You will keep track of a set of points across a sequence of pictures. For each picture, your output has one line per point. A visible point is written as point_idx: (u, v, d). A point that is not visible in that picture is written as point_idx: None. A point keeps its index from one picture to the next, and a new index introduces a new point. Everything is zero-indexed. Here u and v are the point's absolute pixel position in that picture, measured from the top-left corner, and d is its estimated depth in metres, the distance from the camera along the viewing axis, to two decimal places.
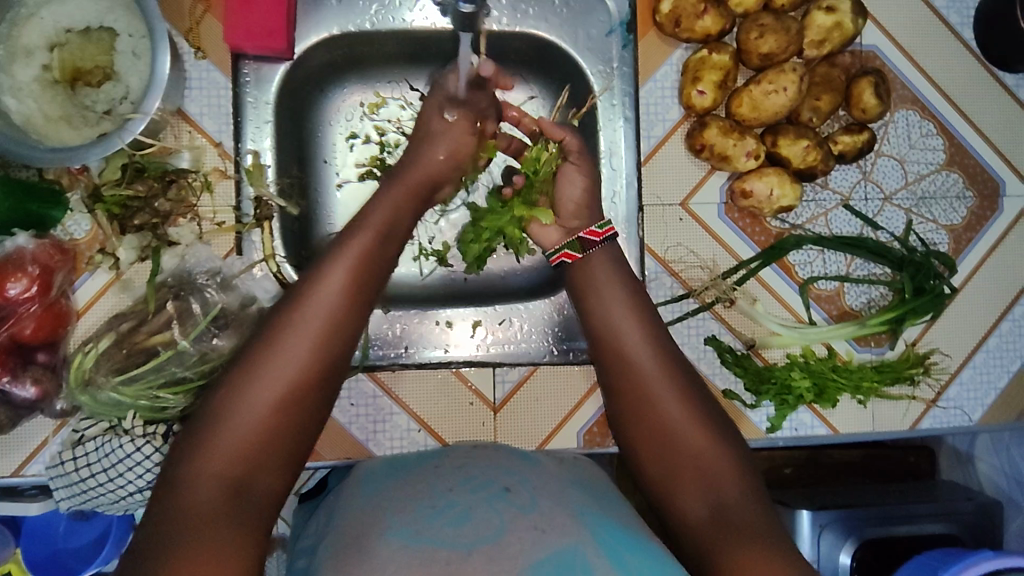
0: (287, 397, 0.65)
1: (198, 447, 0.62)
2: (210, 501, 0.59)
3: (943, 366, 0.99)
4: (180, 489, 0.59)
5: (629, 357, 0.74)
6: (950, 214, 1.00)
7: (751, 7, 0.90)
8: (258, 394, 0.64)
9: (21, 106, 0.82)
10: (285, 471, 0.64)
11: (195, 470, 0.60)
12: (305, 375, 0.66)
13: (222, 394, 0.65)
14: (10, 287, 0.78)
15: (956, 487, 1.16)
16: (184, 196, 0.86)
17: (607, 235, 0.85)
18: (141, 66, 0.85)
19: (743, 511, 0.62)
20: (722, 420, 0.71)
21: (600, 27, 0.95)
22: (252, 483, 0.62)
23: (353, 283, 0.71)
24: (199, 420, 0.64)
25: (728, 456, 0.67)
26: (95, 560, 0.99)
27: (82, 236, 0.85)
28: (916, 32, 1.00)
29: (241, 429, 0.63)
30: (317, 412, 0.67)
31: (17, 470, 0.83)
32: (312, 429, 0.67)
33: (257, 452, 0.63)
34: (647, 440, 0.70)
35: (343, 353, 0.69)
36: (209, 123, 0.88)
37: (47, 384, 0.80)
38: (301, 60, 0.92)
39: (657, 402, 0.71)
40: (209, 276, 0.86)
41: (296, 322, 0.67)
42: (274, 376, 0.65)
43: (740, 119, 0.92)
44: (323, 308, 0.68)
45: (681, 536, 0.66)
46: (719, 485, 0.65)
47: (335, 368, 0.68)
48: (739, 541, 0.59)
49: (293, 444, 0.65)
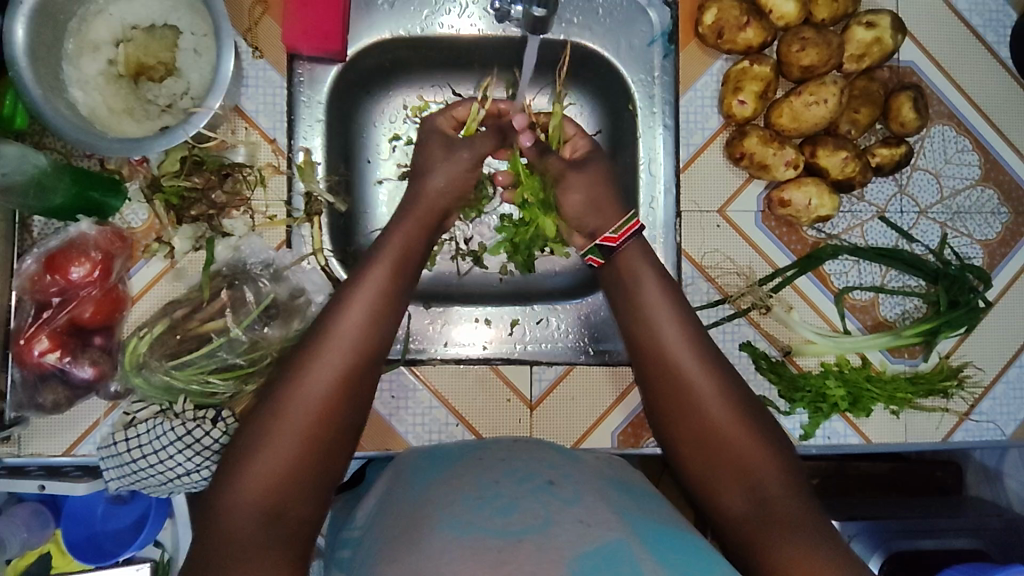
0: (317, 424, 0.64)
1: (234, 478, 0.62)
2: (248, 529, 0.59)
3: (977, 379, 0.99)
4: (218, 520, 0.60)
5: (665, 366, 0.74)
6: (985, 228, 1.01)
7: (792, 20, 0.92)
8: (289, 423, 0.64)
9: (87, 98, 0.84)
10: (319, 498, 0.63)
11: (233, 499, 0.61)
12: (333, 400, 0.65)
13: (254, 423, 0.65)
14: (73, 271, 0.81)
15: (983, 503, 1.15)
16: (239, 189, 0.89)
17: (625, 235, 0.81)
18: (203, 63, 0.87)
19: (789, 508, 0.64)
20: (764, 420, 0.71)
21: (642, 37, 0.98)
22: (286, 511, 0.61)
23: (384, 295, 0.72)
24: (233, 451, 0.64)
25: (774, 457, 0.68)
26: (132, 544, 1.02)
27: (139, 224, 0.88)
28: (953, 49, 1.01)
29: (275, 449, 0.62)
30: (347, 436, 0.66)
31: (69, 449, 0.85)
32: (343, 455, 0.66)
33: (291, 482, 0.62)
34: (691, 445, 0.71)
35: (366, 376, 0.69)
36: (264, 121, 0.91)
37: (103, 366, 0.83)
38: (352, 62, 0.95)
39: (701, 408, 0.71)
40: (264, 267, 0.89)
41: (321, 348, 0.67)
42: (302, 404, 0.64)
43: (779, 128, 0.94)
44: (346, 333, 0.68)
45: (724, 531, 0.67)
46: (766, 486, 0.66)
47: (360, 390, 0.68)
48: (789, 539, 0.61)
49: (324, 472, 0.64)
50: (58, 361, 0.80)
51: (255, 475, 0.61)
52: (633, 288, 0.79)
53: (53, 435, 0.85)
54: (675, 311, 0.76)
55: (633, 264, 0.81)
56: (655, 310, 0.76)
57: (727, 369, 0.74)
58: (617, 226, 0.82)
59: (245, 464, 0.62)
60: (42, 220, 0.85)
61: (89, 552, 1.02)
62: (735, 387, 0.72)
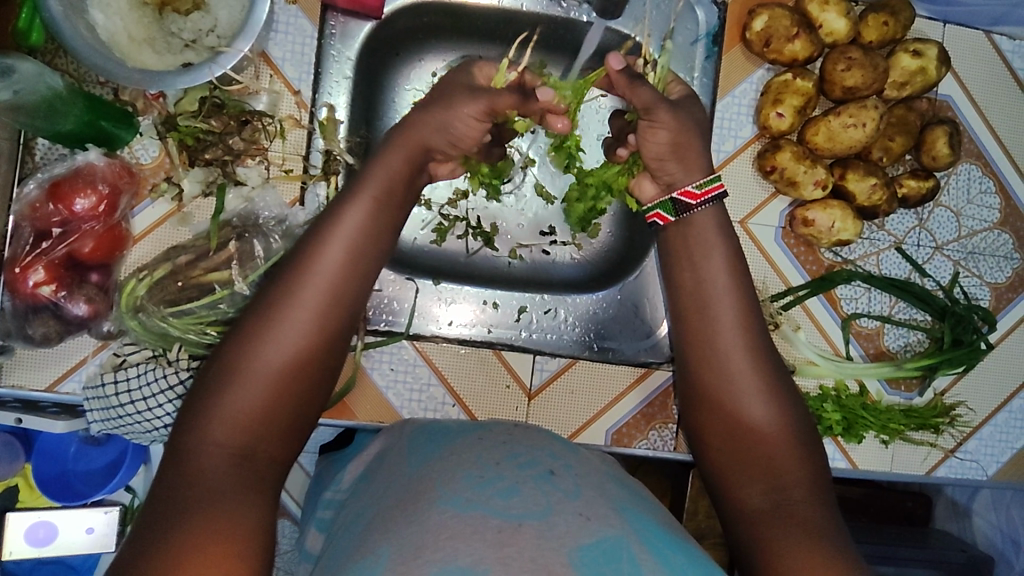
0: (288, 370, 0.62)
1: (201, 413, 0.59)
2: (216, 472, 0.57)
3: (967, 419, 1.01)
4: (184, 458, 0.57)
5: (704, 340, 0.72)
6: (996, 272, 1.01)
7: (841, 38, 0.91)
8: (258, 363, 0.61)
9: (108, 23, 0.79)
10: (289, 443, 0.62)
11: (199, 439, 0.58)
12: (310, 346, 0.63)
13: (224, 361, 0.62)
14: (78, 202, 0.78)
15: (948, 537, 1.18)
16: (257, 137, 0.86)
17: (705, 198, 0.76)
18: (234, 3, 0.83)
19: (803, 509, 0.62)
20: (805, 425, 0.69)
21: (687, 34, 0.95)
22: (256, 453, 0.59)
23: (357, 246, 0.68)
24: (198, 391, 0.61)
25: (800, 463, 0.66)
26: (104, 487, 1.01)
27: (149, 161, 0.84)
28: (992, 89, 1.01)
29: (240, 400, 0.60)
30: (318, 385, 0.64)
31: (51, 386, 0.81)
32: (315, 403, 0.65)
33: (262, 419, 0.60)
34: (717, 432, 0.70)
35: (346, 326, 0.66)
36: (290, 71, 0.87)
37: (99, 304, 0.80)
38: (387, 21, 0.90)
39: (733, 394, 0.69)
40: (276, 223, 0.86)
41: (297, 290, 0.64)
42: (277, 342, 0.62)
43: (813, 147, 0.92)
44: (328, 268, 0.66)
45: (736, 524, 0.65)
46: (786, 486, 0.65)
47: (337, 339, 0.65)
48: (797, 538, 0.60)
49: (297, 413, 0.62)
50: (52, 295, 0.78)
51: (220, 418, 0.59)
52: (692, 269, 0.76)
53: (36, 369, 0.81)
54: (728, 289, 0.73)
55: (702, 232, 0.77)
56: (707, 294, 0.74)
57: (773, 362, 0.71)
58: (700, 183, 0.76)
59: (213, 403, 0.59)
60: (46, 144, 0.81)
61: (59, 490, 1.01)
62: (777, 379, 0.70)
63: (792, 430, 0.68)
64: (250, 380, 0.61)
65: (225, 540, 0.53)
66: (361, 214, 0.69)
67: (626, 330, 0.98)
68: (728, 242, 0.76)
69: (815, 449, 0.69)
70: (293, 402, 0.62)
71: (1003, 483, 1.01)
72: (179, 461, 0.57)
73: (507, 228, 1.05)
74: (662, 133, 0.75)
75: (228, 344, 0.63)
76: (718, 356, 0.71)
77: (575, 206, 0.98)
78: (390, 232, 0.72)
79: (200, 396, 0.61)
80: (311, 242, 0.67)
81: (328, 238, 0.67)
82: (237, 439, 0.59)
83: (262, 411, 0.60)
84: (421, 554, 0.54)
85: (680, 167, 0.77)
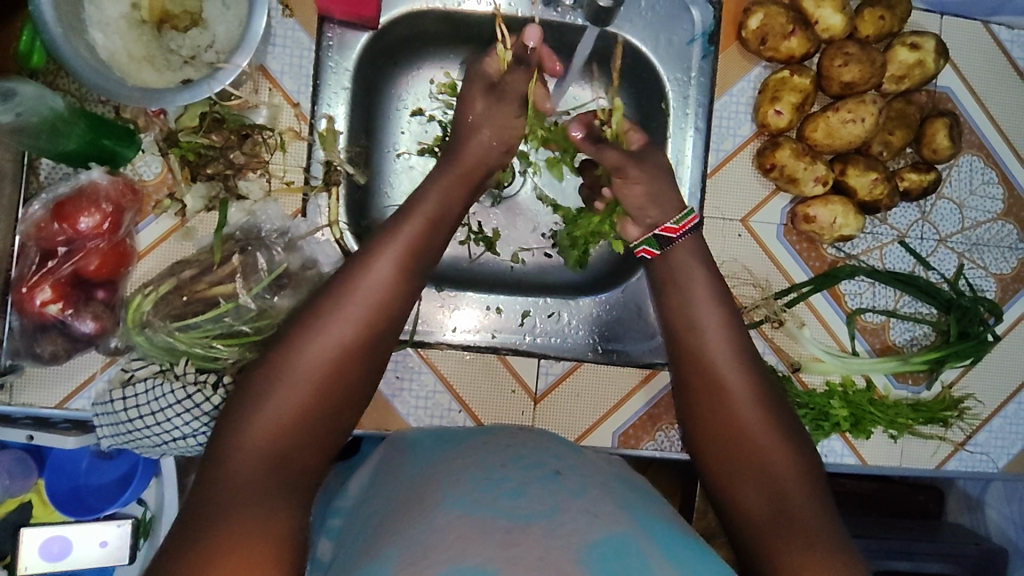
0: (327, 378, 0.63)
1: (245, 410, 0.61)
2: (252, 476, 0.57)
3: (976, 412, 1.00)
4: (220, 461, 0.58)
5: (696, 355, 0.75)
6: (1001, 263, 1.01)
7: (837, 34, 0.91)
8: (304, 367, 0.63)
9: (108, 42, 0.79)
10: (324, 451, 0.62)
11: (237, 444, 0.59)
12: (353, 353, 0.65)
13: (271, 366, 0.64)
14: (82, 221, 0.79)
15: (961, 530, 1.17)
16: (257, 151, 0.86)
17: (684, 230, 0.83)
18: (231, 18, 0.83)
19: (806, 516, 0.62)
20: (795, 431, 0.70)
21: (682, 35, 0.95)
22: (290, 461, 0.60)
23: (401, 266, 0.71)
24: (244, 394, 0.63)
25: (798, 470, 0.66)
26: (116, 500, 1.01)
27: (151, 177, 0.85)
28: (992, 81, 1.00)
29: (281, 408, 0.61)
30: (357, 396, 0.66)
31: (61, 403, 0.82)
32: (352, 412, 0.65)
33: (299, 428, 0.61)
34: (714, 445, 0.70)
35: (386, 340, 0.68)
36: (289, 83, 0.88)
37: (105, 321, 0.81)
38: (384, 31, 0.91)
39: (730, 403, 0.71)
40: (278, 235, 0.87)
41: (345, 298, 0.67)
42: (318, 353, 0.64)
43: (812, 143, 0.92)
44: (371, 285, 0.68)
45: (739, 535, 0.65)
46: (787, 491, 0.65)
47: (375, 354, 0.68)
48: (804, 546, 0.59)
49: (333, 424, 0.63)
50: (60, 313, 0.78)
51: (262, 423, 0.60)
52: (678, 291, 0.80)
53: (46, 387, 0.82)
54: (714, 309, 0.77)
55: (683, 260, 0.82)
56: (693, 315, 0.77)
57: (762, 374, 0.74)
58: (677, 218, 0.83)
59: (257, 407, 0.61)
60: (50, 164, 0.82)
61: (73, 506, 1.01)
62: (767, 391, 0.72)
63: (790, 441, 0.69)
64: (292, 389, 0.62)
65: (245, 546, 0.52)
66: (394, 232, 0.73)
67: (631, 331, 0.98)
68: (708, 269, 0.81)
69: (804, 446, 0.70)
70: (329, 414, 0.63)
71: (1013, 475, 1.00)
72: (219, 465, 0.58)
73: (508, 233, 1.05)
74: (637, 187, 0.84)
75: (274, 352, 0.65)
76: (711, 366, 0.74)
77: (569, 254, 1.00)
78: (431, 249, 0.75)
79: (243, 402, 0.62)
80: (357, 261, 0.70)
81: (374, 256, 0.70)
82: (275, 444, 0.59)
83: (299, 420, 0.61)
84: (426, 555, 0.54)
85: (659, 211, 0.84)
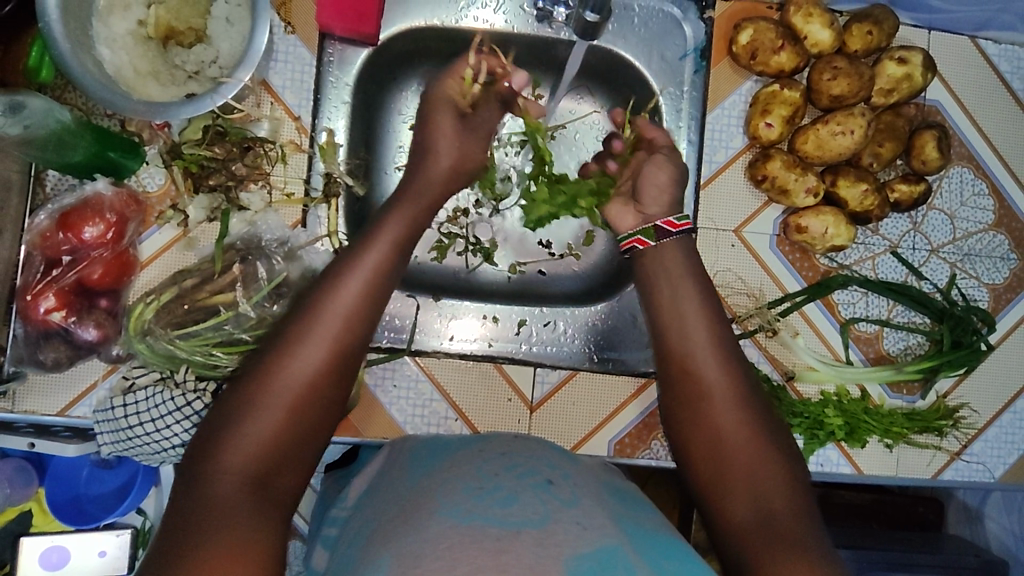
0: (301, 402, 0.63)
1: (220, 432, 0.61)
2: (233, 496, 0.57)
3: (971, 421, 1.00)
4: (200, 483, 0.58)
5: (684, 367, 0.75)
6: (993, 273, 1.02)
7: (825, 48, 0.93)
8: (278, 391, 0.63)
9: (114, 58, 0.82)
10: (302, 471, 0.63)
11: (217, 466, 0.59)
12: (325, 375, 0.65)
13: (245, 389, 0.64)
14: (86, 230, 0.80)
15: (962, 542, 1.17)
16: (259, 163, 0.88)
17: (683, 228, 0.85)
18: (235, 34, 0.86)
19: (789, 521, 0.63)
20: (779, 439, 0.71)
21: (675, 50, 0.97)
22: (271, 481, 0.60)
23: (371, 284, 0.71)
24: (218, 418, 0.63)
25: (781, 477, 0.67)
26: (114, 510, 1.02)
27: (155, 189, 0.87)
28: (981, 94, 1.02)
29: (254, 433, 0.61)
30: (330, 415, 0.66)
31: (63, 410, 0.84)
32: (325, 432, 0.66)
33: (275, 450, 0.61)
34: (700, 454, 0.71)
35: (354, 359, 0.69)
36: (291, 97, 0.90)
37: (107, 329, 0.82)
38: (383, 47, 0.93)
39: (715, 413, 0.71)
40: (278, 244, 0.89)
41: (317, 318, 0.67)
42: (290, 376, 0.64)
43: (803, 155, 0.94)
44: (342, 306, 0.69)
45: (724, 541, 0.65)
46: (770, 497, 0.65)
47: (347, 374, 0.68)
48: (787, 549, 0.60)
49: (307, 444, 0.64)
50: (63, 320, 0.80)
51: (236, 446, 0.60)
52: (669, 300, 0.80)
53: (48, 394, 0.83)
54: (702, 320, 0.78)
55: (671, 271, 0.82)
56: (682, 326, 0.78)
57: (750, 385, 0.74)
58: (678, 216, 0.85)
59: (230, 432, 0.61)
60: (56, 176, 0.84)
61: (72, 516, 1.02)
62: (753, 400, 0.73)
63: (769, 446, 0.69)
64: (265, 413, 0.62)
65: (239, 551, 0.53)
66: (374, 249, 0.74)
67: (627, 339, 0.99)
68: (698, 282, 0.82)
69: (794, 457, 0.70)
70: (303, 436, 0.63)
71: (1011, 485, 1.00)
72: (199, 485, 0.58)
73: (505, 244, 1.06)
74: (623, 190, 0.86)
75: (245, 376, 0.65)
76: (693, 380, 0.74)
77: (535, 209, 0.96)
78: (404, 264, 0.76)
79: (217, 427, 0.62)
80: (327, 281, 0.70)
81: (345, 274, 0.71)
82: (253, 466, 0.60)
83: (273, 442, 0.61)
84: (418, 564, 0.55)
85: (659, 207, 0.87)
